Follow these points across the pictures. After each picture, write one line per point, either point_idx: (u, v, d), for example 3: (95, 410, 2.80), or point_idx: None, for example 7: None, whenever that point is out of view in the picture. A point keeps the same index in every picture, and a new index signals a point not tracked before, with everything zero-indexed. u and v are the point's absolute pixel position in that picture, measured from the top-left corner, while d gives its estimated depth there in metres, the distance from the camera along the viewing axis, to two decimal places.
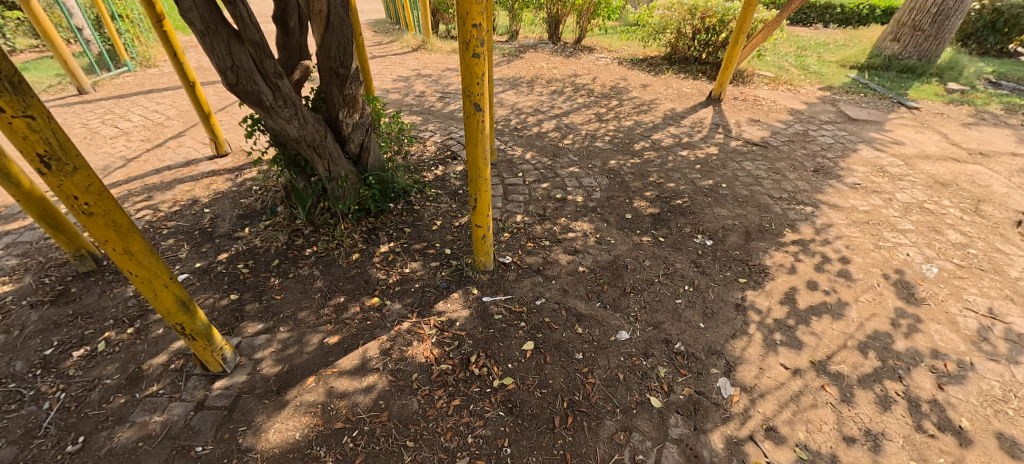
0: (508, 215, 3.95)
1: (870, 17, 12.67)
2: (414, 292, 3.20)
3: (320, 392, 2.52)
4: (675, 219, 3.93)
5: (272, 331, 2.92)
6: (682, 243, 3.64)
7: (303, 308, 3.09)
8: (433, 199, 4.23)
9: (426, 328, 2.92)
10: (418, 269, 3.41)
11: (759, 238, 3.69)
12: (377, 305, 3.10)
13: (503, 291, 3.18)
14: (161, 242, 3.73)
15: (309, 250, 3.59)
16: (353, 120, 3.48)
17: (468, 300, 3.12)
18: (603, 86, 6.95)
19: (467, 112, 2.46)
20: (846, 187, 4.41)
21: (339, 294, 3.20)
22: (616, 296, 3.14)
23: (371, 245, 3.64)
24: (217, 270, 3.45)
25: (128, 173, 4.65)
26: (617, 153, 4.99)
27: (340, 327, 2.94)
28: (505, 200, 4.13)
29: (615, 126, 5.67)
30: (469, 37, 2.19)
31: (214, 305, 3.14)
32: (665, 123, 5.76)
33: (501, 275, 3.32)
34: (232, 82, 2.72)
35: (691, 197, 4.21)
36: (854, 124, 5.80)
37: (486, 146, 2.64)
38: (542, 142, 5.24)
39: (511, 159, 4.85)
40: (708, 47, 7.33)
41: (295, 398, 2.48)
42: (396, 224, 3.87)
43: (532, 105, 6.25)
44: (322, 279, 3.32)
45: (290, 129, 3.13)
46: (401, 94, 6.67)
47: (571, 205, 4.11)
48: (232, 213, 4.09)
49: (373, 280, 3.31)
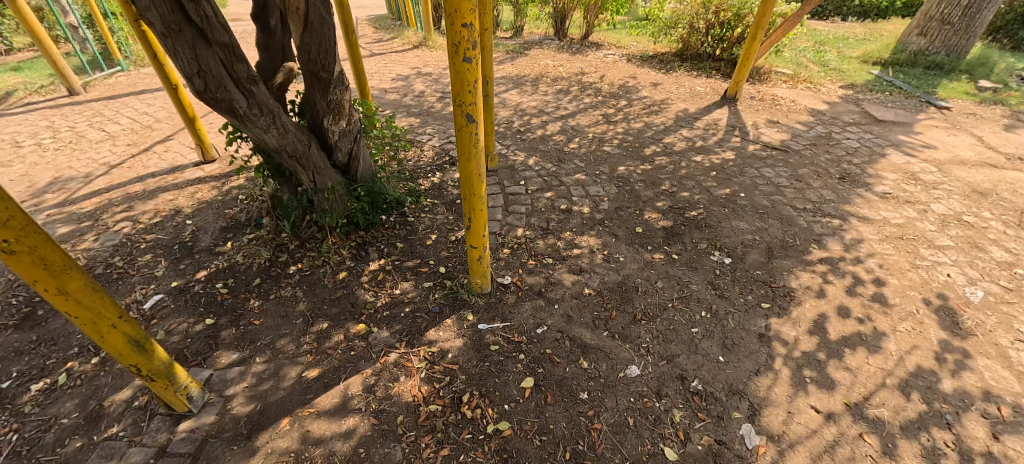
0: (508, 228, 3.66)
1: (889, 10, 12.19)
2: (404, 318, 2.93)
3: (294, 437, 2.27)
4: (690, 233, 3.61)
5: (246, 363, 2.67)
6: (698, 261, 3.33)
7: (282, 336, 2.84)
8: (428, 209, 3.94)
9: (415, 361, 2.65)
10: (409, 290, 3.14)
11: (783, 256, 3.37)
12: (362, 332, 2.84)
13: (500, 317, 2.90)
14: (136, 258, 3.49)
15: (293, 268, 3.33)
16: (340, 127, 3.16)
17: (462, 328, 2.84)
18: (612, 85, 6.60)
19: (458, 123, 2.16)
20: (876, 197, 4.06)
21: (322, 319, 2.94)
22: (626, 324, 2.85)
23: (360, 262, 3.36)
24: (193, 291, 3.19)
25: (111, 180, 4.41)
26: (627, 159, 4.66)
27: (321, 358, 2.68)
28: (505, 212, 3.84)
29: (624, 128, 5.34)
30: (458, 39, 1.88)
31: (187, 331, 2.89)
32: (677, 124, 5.42)
33: (499, 298, 3.03)
34: (200, 90, 2.40)
35: (707, 209, 3.88)
36: (881, 126, 5.41)
37: (481, 162, 2.34)
38: (546, 146, 4.93)
39: (512, 165, 4.55)
40: (722, 43, 6.94)
41: (266, 445, 2.23)
42: (388, 238, 3.58)
43: (536, 106, 5.94)
44: (305, 302, 3.06)
45: (269, 139, 2.82)
46: (399, 94, 6.37)
47: (576, 216, 3.81)
48: (216, 225, 3.83)
49: (360, 303, 3.05)
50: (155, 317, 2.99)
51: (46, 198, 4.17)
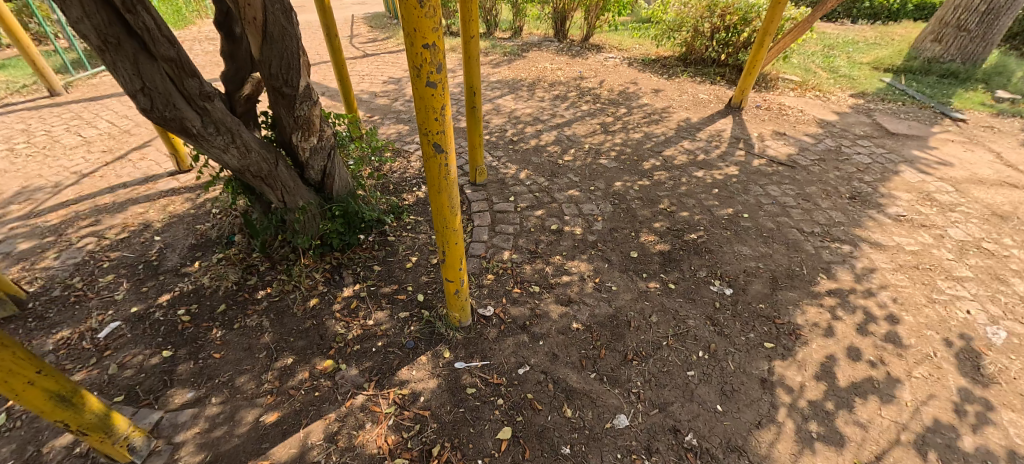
0: (494, 251, 3.43)
1: (901, 12, 11.84)
2: (375, 353, 2.71)
3: None
4: (688, 259, 3.37)
5: (201, 404, 2.46)
6: (697, 292, 3.09)
7: (242, 372, 2.61)
8: (411, 228, 3.71)
9: (383, 405, 2.43)
10: (384, 321, 2.91)
11: (788, 287, 3.13)
12: (329, 370, 2.61)
13: (479, 355, 2.68)
14: (97, 279, 3.23)
15: (262, 293, 3.10)
16: (310, 143, 2.93)
17: (438, 368, 2.62)
18: (611, 91, 6.34)
19: (426, 153, 1.93)
20: (889, 220, 3.80)
21: (287, 353, 2.71)
22: (615, 365, 2.62)
23: (333, 288, 3.14)
24: (153, 318, 2.94)
25: (81, 190, 4.15)
26: (624, 173, 4.41)
27: (282, 400, 2.46)
28: (492, 232, 3.60)
29: (622, 139, 5.09)
30: (420, 62, 1.66)
31: (142, 365, 2.67)
32: (678, 135, 5.15)
33: (479, 333, 2.80)
34: (146, 108, 2.17)
35: (708, 231, 3.64)
36: (893, 139, 5.14)
37: (454, 194, 2.10)
38: (539, 158, 4.68)
39: (503, 179, 4.31)
40: (728, 47, 6.65)
41: None
42: (365, 260, 3.35)
43: (531, 113, 5.69)
44: (271, 333, 2.83)
45: (228, 159, 2.59)
46: (389, 98, 6.12)
47: (568, 238, 3.57)
48: (185, 242, 3.56)
49: (330, 335, 2.83)
50: (109, 348, 2.76)
51: (11, 209, 3.92)
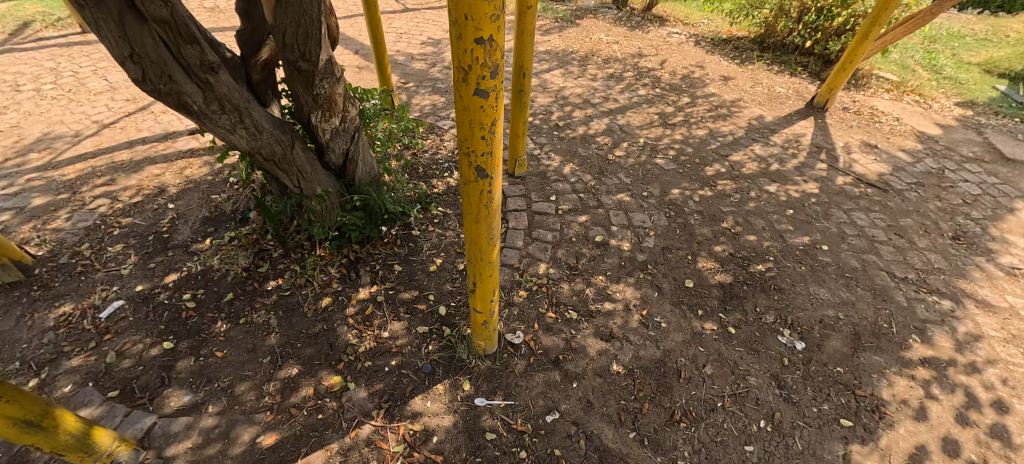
0: (529, 262, 3.03)
1: (1017, 3, 10.20)
2: (388, 375, 2.42)
3: None
4: (753, 297, 2.90)
5: (196, 412, 2.25)
6: (762, 343, 2.64)
7: (243, 379, 2.38)
8: (438, 221, 3.31)
9: (391, 441, 2.16)
10: (400, 334, 2.60)
11: (873, 350, 2.64)
12: (336, 389, 2.34)
13: (503, 392, 2.36)
14: (106, 247, 3.01)
15: (272, 284, 2.81)
16: (331, 125, 2.54)
17: (455, 402, 2.32)
18: (673, 75, 5.61)
19: (465, 176, 1.50)
20: (1001, 272, 3.18)
21: (293, 362, 2.45)
22: (659, 426, 2.25)
23: (348, 287, 2.82)
24: (158, 301, 2.72)
25: (99, 143, 3.91)
26: (684, 179, 3.86)
27: (282, 419, 2.23)
28: (528, 239, 3.19)
29: (683, 134, 4.46)
30: (470, 62, 1.20)
31: (141, 356, 2.47)
32: (749, 136, 4.49)
33: (504, 364, 2.47)
34: (137, 78, 1.80)
35: (779, 264, 3.12)
36: (1008, 166, 4.34)
37: (494, 224, 1.67)
38: (587, 149, 4.15)
39: (544, 171, 3.83)
40: (817, 33, 5.73)
41: None
42: (385, 256, 3.01)
43: (581, 93, 5.09)
44: (278, 334, 2.57)
45: (236, 141, 2.24)
46: (426, 63, 5.60)
47: (614, 254, 3.12)
48: (198, 213, 3.27)
49: (340, 345, 2.54)
50: (110, 332, 2.56)
51: (29, 157, 3.70)
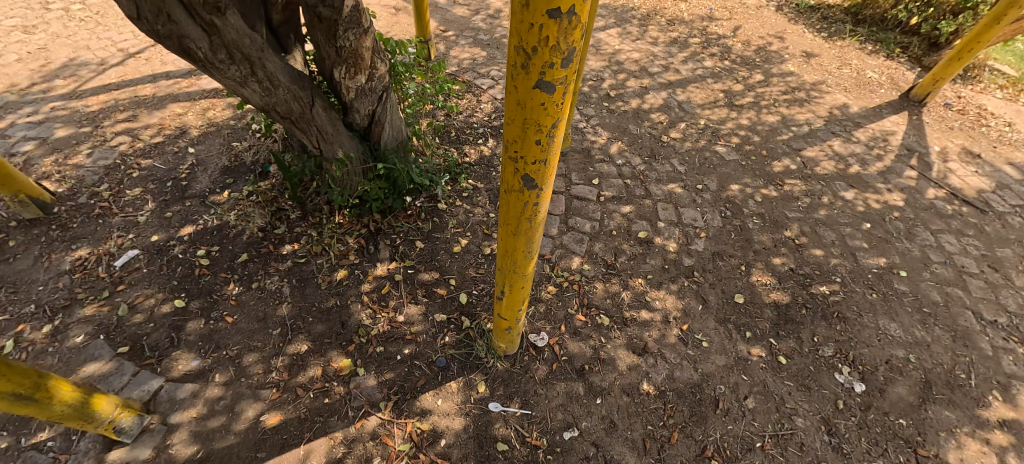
0: (562, 254, 2.74)
1: None
2: (399, 364, 2.26)
3: None
4: (811, 325, 2.60)
5: (202, 380, 2.18)
6: (815, 379, 2.37)
7: (251, 350, 2.28)
8: (467, 194, 3.02)
9: (397, 438, 2.04)
10: (416, 320, 2.42)
11: (945, 404, 2.30)
12: (344, 373, 2.21)
13: (519, 400, 2.18)
14: (124, 190, 2.89)
15: (287, 249, 2.65)
16: (357, 83, 2.23)
17: (468, 404, 2.15)
18: (747, 46, 4.92)
19: (508, 182, 1.22)
20: None
21: (302, 337, 2.32)
22: (687, 460, 2.04)
23: (366, 260, 2.62)
24: (172, 255, 2.61)
25: (123, 73, 3.73)
26: (746, 173, 3.40)
27: (287, 399, 2.13)
28: (563, 226, 2.88)
29: (751, 118, 3.91)
30: (535, 43, 0.86)
31: (153, 312, 2.40)
32: (827, 129, 3.92)
33: (524, 368, 2.28)
34: (131, 15, 1.52)
35: (846, 290, 2.78)
36: None
37: (534, 236, 1.40)
38: (639, 126, 3.68)
39: (589, 148, 3.42)
40: (928, 9, 4.88)
41: None
42: (407, 230, 2.77)
43: (638, 59, 4.52)
44: (289, 305, 2.43)
45: (248, 95, 1.99)
46: (470, 9, 5.07)
47: (657, 255, 2.80)
48: (217, 161, 3.10)
49: (353, 324, 2.38)
50: (123, 283, 2.48)
51: (54, 84, 3.57)
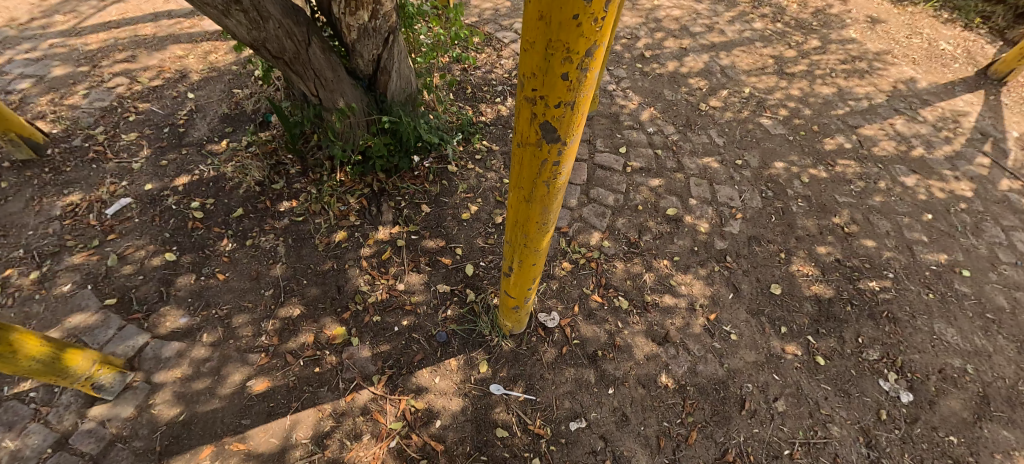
0: (581, 227, 2.48)
1: None
2: (396, 337, 2.09)
3: None
4: (855, 324, 2.32)
5: (190, 339, 2.06)
6: (855, 384, 2.13)
7: (241, 310, 2.14)
8: (480, 157, 2.76)
9: (389, 416, 1.89)
10: (417, 290, 2.23)
11: (1005, 423, 2.04)
12: (337, 342, 2.06)
13: (524, 383, 2.00)
14: (120, 135, 2.74)
15: (285, 205, 2.47)
16: (358, 21, 1.97)
17: (467, 384, 1.98)
18: (803, 7, 4.38)
19: (523, 132, 0.95)
20: None
21: (295, 301, 2.17)
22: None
23: (367, 223, 2.43)
24: (165, 205, 2.46)
25: (125, 11, 3.52)
26: (793, 150, 3.04)
27: (276, 365, 1.99)
28: (583, 197, 2.60)
29: (803, 89, 3.49)
30: None
31: (142, 264, 2.27)
32: (890, 105, 3.47)
33: (531, 350, 2.09)
34: None
35: (899, 287, 2.47)
36: None
37: (552, 203, 1.15)
38: (675, 91, 3.30)
39: (617, 113, 3.09)
40: None
41: None
42: (413, 192, 2.55)
43: (679, 17, 4.06)
44: (283, 266, 2.27)
45: (234, 29, 1.74)
46: None
47: (686, 235, 2.52)
48: (217, 108, 2.90)
49: (349, 290, 2.21)
50: (114, 232, 2.36)
51: (54, 20, 3.39)
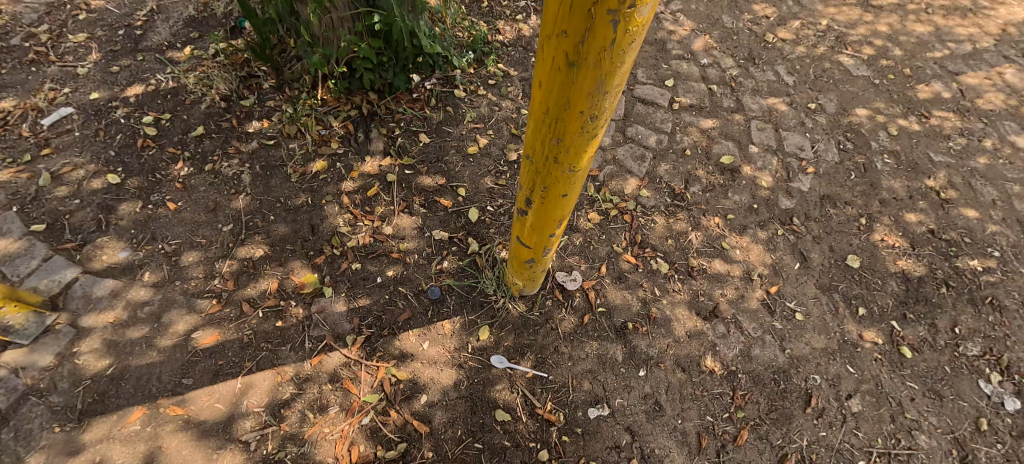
0: (614, 171, 2.00)
1: None
2: (378, 290, 1.69)
3: (137, 451, 1.37)
4: (952, 310, 1.85)
5: (129, 277, 1.68)
6: (951, 385, 1.69)
7: (193, 247, 1.75)
8: (493, 82, 2.27)
9: (363, 386, 1.51)
10: (407, 236, 1.81)
11: None
12: (306, 292, 1.67)
13: (533, 357, 1.60)
14: (67, 36, 2.29)
15: (254, 126, 2.03)
16: None
17: (462, 353, 1.59)
18: None
19: None
20: None
21: (258, 240, 1.76)
22: None
23: (352, 152, 1.98)
24: (113, 119, 2.05)
25: None
26: (878, 95, 2.47)
27: (230, 315, 1.61)
28: (618, 136, 2.10)
29: (891, 25, 2.85)
30: None
31: (79, 185, 1.87)
32: (999, 50, 2.83)
33: (544, 317, 1.67)
34: None
35: (1008, 269, 1.97)
36: None
37: (615, 75, 0.64)
38: (736, 19, 2.71)
39: (664, 40, 2.53)
40: None
41: (93, 449, 1.36)
42: (409, 118, 2.08)
43: None
44: (246, 197, 1.86)
45: None
46: None
47: (745, 188, 2.02)
48: (182, 10, 2.42)
49: (324, 230, 1.80)
50: (49, 146, 1.95)
51: None
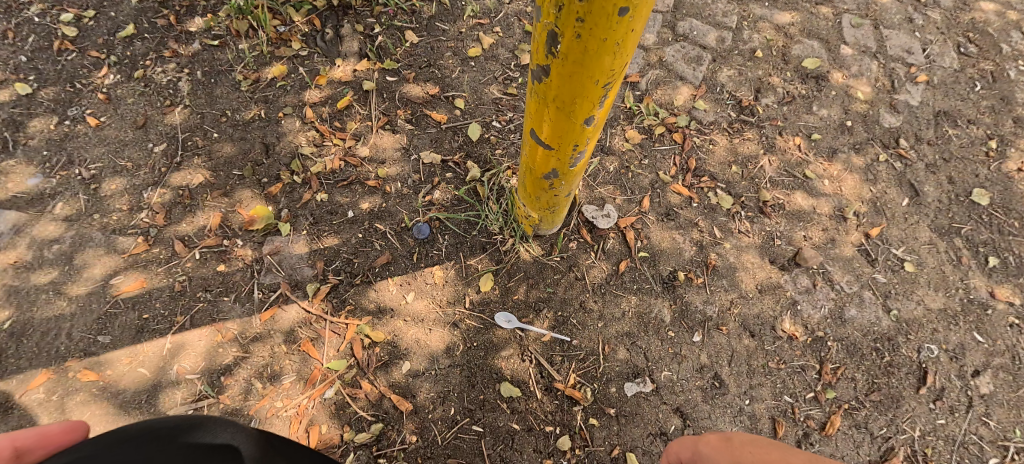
0: (659, 77, 1.52)
1: None
2: (349, 227, 1.30)
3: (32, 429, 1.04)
4: None
5: (37, 209, 1.31)
6: None
7: (118, 171, 1.37)
8: None
9: (327, 350, 1.15)
10: (388, 159, 1.39)
11: None
12: (257, 228, 1.28)
13: (551, 314, 1.20)
14: None
15: (196, 24, 1.61)
16: None
17: (457, 309, 1.20)
18: None
19: None
20: None
21: (198, 163, 1.37)
22: None
23: (319, 54, 1.54)
24: (25, 18, 1.63)
25: None
26: None
27: (160, 257, 1.25)
28: (665, 33, 1.60)
29: None
30: None
31: None
32: None
33: (565, 263, 1.26)
34: None
35: None
36: None
37: None
38: None
39: None
40: None
41: None
42: (390, 12, 1.62)
43: None
44: (185, 110, 1.45)
45: None
46: None
47: (834, 100, 1.52)
48: None
49: (282, 152, 1.39)
50: None
51: None
